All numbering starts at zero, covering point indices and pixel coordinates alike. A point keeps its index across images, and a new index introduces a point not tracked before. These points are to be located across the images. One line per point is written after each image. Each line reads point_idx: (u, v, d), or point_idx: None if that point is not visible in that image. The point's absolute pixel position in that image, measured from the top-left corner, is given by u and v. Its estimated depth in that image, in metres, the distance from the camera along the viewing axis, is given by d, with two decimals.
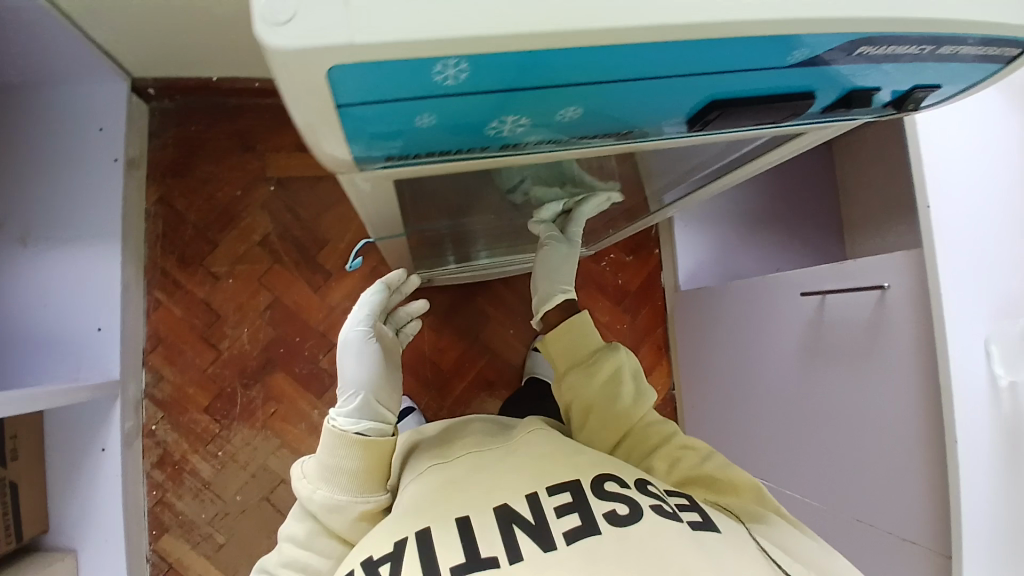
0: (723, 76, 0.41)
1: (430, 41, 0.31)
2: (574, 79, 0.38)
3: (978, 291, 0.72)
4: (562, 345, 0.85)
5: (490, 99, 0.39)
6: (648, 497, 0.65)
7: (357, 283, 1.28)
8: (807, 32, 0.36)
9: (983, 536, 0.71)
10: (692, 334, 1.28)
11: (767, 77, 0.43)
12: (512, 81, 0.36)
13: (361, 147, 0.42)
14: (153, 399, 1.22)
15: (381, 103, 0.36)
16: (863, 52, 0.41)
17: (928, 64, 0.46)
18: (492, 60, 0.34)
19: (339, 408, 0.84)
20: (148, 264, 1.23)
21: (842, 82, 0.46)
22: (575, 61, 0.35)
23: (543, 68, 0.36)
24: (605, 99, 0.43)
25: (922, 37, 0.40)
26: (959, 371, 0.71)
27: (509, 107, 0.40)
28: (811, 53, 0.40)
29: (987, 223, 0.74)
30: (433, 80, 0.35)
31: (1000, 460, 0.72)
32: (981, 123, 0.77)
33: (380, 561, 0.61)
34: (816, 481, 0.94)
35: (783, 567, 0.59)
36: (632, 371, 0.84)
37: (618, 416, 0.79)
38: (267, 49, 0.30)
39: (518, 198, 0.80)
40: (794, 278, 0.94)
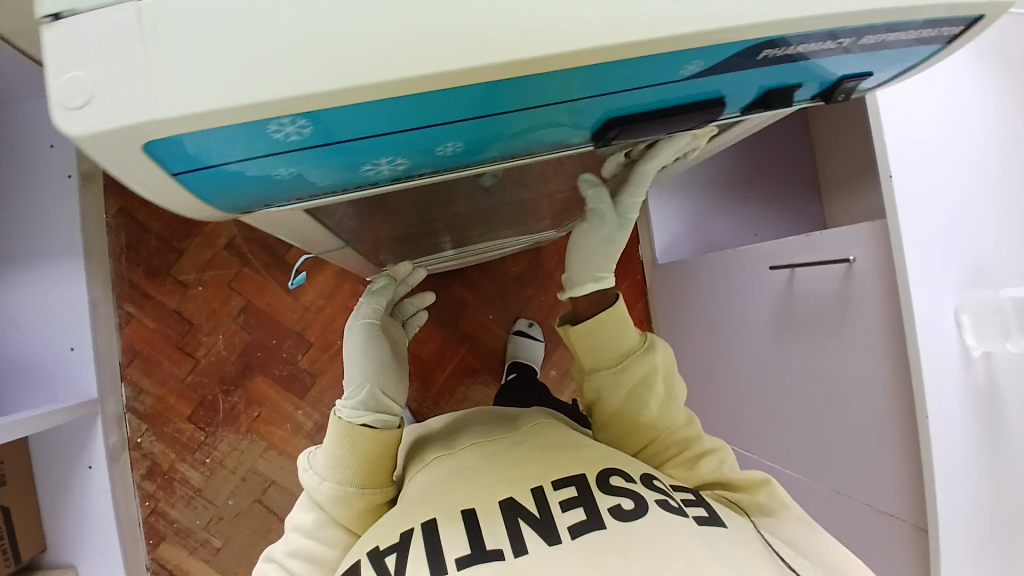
0: (683, 86, 0.31)
1: (271, 104, 0.24)
2: (475, 117, 0.29)
3: (944, 255, 0.67)
4: (589, 345, 0.76)
5: (373, 145, 0.29)
6: (654, 492, 0.61)
7: (330, 281, 1.24)
8: (778, 34, 0.27)
9: (965, 513, 0.68)
10: (671, 307, 1.24)
11: (742, 79, 0.33)
12: (395, 125, 0.27)
13: (239, 203, 0.34)
14: (135, 412, 1.19)
15: (231, 163, 0.28)
16: (847, 41, 0.32)
17: (909, 49, 0.37)
18: (345, 109, 0.25)
19: (345, 401, 0.79)
20: (116, 278, 1.19)
21: (825, 73, 0.36)
22: (473, 98, 0.27)
23: (426, 112, 0.27)
24: (536, 134, 0.34)
25: (915, 23, 0.31)
26: (928, 348, 0.67)
27: (405, 150, 0.31)
28: (788, 50, 0.31)
29: (953, 182, 0.68)
30: (277, 136, 0.26)
31: (979, 432, 0.68)
32: (952, 81, 0.70)
33: (386, 552, 0.60)
34: (797, 455, 0.91)
35: (787, 563, 0.56)
36: (667, 374, 0.76)
37: (641, 425, 0.75)
38: (76, 140, 0.24)
39: (488, 183, 0.73)
40: (763, 250, 0.90)
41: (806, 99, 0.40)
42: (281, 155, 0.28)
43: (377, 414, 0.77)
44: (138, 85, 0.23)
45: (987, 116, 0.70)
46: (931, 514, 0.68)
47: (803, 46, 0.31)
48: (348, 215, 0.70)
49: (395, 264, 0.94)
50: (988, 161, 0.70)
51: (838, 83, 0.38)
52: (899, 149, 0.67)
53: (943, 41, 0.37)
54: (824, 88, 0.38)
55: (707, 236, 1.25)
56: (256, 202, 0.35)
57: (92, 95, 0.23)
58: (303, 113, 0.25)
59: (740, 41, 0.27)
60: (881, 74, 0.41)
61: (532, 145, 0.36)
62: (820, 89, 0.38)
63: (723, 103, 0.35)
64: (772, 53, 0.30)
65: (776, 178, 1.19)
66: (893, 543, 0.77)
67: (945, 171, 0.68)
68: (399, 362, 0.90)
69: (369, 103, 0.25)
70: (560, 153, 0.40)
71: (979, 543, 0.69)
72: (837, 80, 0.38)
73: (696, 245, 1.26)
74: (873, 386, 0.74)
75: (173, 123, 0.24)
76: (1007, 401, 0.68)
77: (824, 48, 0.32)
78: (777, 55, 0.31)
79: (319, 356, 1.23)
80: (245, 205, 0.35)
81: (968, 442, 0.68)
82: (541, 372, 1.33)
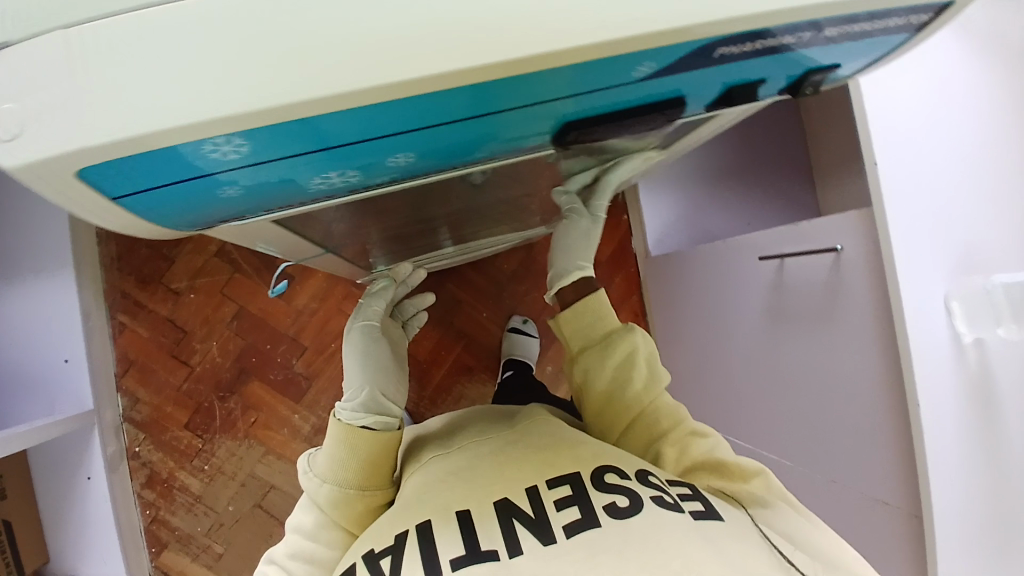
0: (630, 89, 0.31)
1: (201, 123, 0.24)
2: (414, 130, 0.29)
3: (934, 242, 0.66)
4: (575, 327, 0.80)
5: (314, 159, 0.29)
6: (649, 488, 0.60)
7: (322, 284, 1.24)
8: (718, 36, 0.27)
9: (962, 500, 0.67)
10: (666, 298, 1.23)
11: (695, 80, 0.32)
12: (330, 140, 0.27)
13: (192, 221, 0.34)
14: (133, 421, 1.19)
15: (170, 186, 0.28)
16: (802, 36, 0.31)
17: (877, 39, 0.36)
18: (276, 126, 0.25)
19: (345, 401, 0.81)
20: (108, 287, 1.19)
21: (787, 69, 0.35)
22: (404, 110, 0.26)
23: (363, 124, 0.27)
24: (483, 145, 0.34)
25: (874, 14, 0.31)
26: (918, 336, 0.66)
27: (348, 164, 0.31)
28: (738, 50, 0.30)
29: (941, 168, 0.67)
30: (210, 157, 0.26)
31: (975, 419, 0.67)
32: (938, 63, 0.68)
33: (381, 554, 0.59)
34: (794, 446, 0.90)
35: (788, 559, 0.54)
36: (651, 356, 0.77)
37: (626, 402, 0.75)
38: (15, 171, 0.24)
39: (478, 180, 0.72)
40: (753, 241, 0.89)
41: (774, 94, 0.39)
42: (220, 175, 0.28)
43: (378, 415, 0.78)
44: (64, 113, 0.23)
45: (976, 99, 0.69)
46: (926, 504, 0.67)
47: (758, 44, 0.30)
48: (330, 217, 0.70)
49: (396, 266, 0.98)
50: (979, 145, 0.68)
51: (804, 77, 0.37)
52: (885, 137, 0.66)
53: (911, 30, 0.36)
54: (791, 82, 0.38)
55: (702, 226, 1.23)
56: (211, 219, 0.35)
57: (23, 126, 0.23)
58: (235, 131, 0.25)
59: (687, 40, 0.27)
60: (853, 65, 0.40)
61: (485, 153, 0.36)
62: (787, 83, 0.38)
63: (682, 104, 0.34)
64: (729, 50, 0.29)
65: (768, 166, 1.18)
66: (891, 532, 0.76)
67: (932, 155, 0.67)
68: (400, 362, 0.93)
69: (299, 119, 0.25)
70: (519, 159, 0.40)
71: (982, 533, 0.67)
72: (804, 74, 0.37)
73: (690, 234, 1.25)
74: (865, 375, 0.74)
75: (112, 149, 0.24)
76: (1004, 388, 0.66)
77: (781, 44, 0.31)
78: (733, 54, 0.30)
79: (314, 359, 1.23)
80: (193, 222, 0.35)
81: (964, 431, 0.67)
82: (538, 369, 1.33)
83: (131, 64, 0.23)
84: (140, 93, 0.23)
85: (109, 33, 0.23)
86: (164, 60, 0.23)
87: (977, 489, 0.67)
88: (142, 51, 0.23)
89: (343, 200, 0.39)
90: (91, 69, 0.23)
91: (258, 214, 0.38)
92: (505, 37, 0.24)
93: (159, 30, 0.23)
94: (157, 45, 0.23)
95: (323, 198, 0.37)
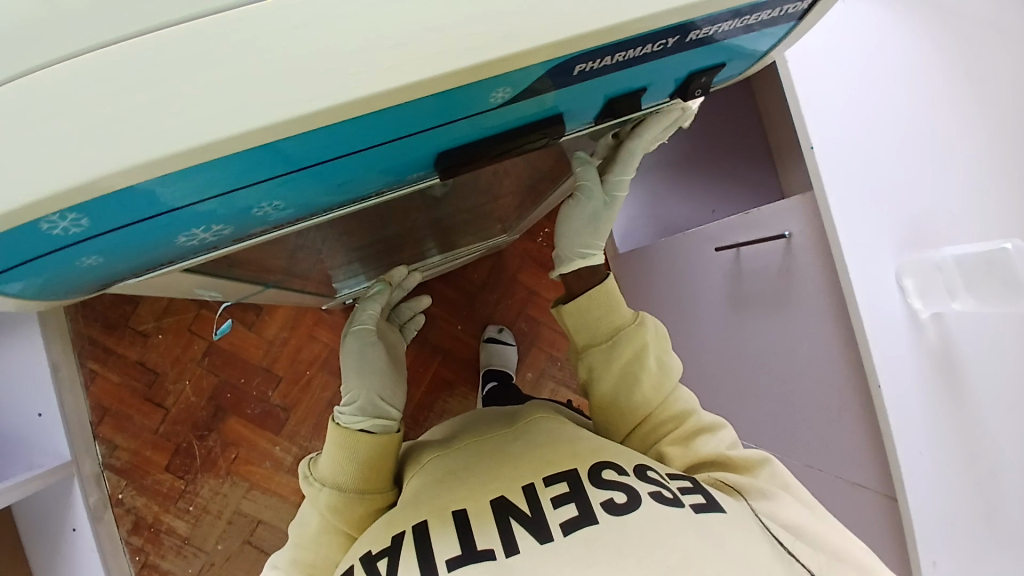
0: (471, 120, 0.33)
1: (104, 177, 0.25)
2: (254, 181, 0.31)
3: (875, 220, 0.66)
4: (581, 321, 0.74)
5: (174, 214, 0.31)
6: (648, 484, 0.58)
7: (291, 312, 1.23)
8: (570, 52, 0.29)
9: (957, 476, 0.64)
10: (638, 292, 1.21)
11: (563, 97, 0.33)
12: (183, 196, 0.30)
13: (76, 280, 0.37)
14: (113, 468, 1.18)
15: (47, 255, 0.31)
16: (669, 43, 0.31)
17: (759, 34, 0.35)
18: (107, 197, 0.27)
19: (344, 404, 0.81)
20: (74, 337, 1.17)
21: (669, 76, 0.36)
22: (246, 160, 0.28)
23: (194, 185, 0.29)
24: (339, 183, 0.36)
25: (730, 13, 0.31)
26: (870, 314, 0.65)
27: (210, 213, 0.33)
28: (601, 65, 0.31)
29: (877, 142, 0.66)
30: (54, 233, 0.28)
31: (941, 391, 0.65)
32: (864, 39, 0.68)
33: (378, 555, 0.58)
34: (770, 435, 0.89)
35: (790, 552, 0.52)
36: (662, 354, 0.72)
37: (631, 403, 0.71)
38: None
39: (438, 192, 0.71)
40: (709, 231, 0.89)
41: (667, 97, 0.40)
42: (74, 246, 0.31)
43: (375, 418, 0.78)
44: None
45: (907, 71, 0.67)
46: (899, 484, 0.65)
47: (618, 57, 0.31)
48: (284, 245, 0.69)
49: (391, 269, 0.96)
50: (922, 115, 0.67)
51: (691, 79, 0.38)
52: (816, 119, 0.66)
53: (792, 18, 0.35)
54: (679, 84, 0.38)
55: (664, 216, 1.22)
56: (97, 277, 0.38)
57: None
58: (108, 193, 0.27)
59: (537, 61, 0.28)
60: (747, 58, 0.39)
61: (352, 188, 0.39)
62: (676, 86, 0.38)
63: (563, 119, 0.37)
64: (588, 66, 0.31)
65: (726, 151, 1.15)
66: (870, 516, 0.74)
67: (868, 131, 0.67)
68: (397, 367, 0.91)
69: (128, 186, 0.27)
70: (403, 190, 0.42)
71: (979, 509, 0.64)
72: (689, 76, 0.37)
73: (654, 227, 1.24)
74: (826, 357, 0.73)
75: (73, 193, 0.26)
76: (971, 365, 0.64)
77: (647, 53, 0.32)
78: (595, 69, 0.31)
79: (290, 390, 1.23)
80: (88, 279, 0.37)
81: (932, 414, 0.65)
82: (517, 377, 1.31)
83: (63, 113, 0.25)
84: (65, 143, 0.25)
85: (54, 81, 0.25)
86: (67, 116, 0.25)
87: (958, 467, 0.64)
88: (48, 109, 0.25)
89: (230, 246, 0.42)
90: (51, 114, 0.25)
91: (145, 268, 0.40)
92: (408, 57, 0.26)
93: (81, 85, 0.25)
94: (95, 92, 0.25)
95: (208, 250, 0.39)
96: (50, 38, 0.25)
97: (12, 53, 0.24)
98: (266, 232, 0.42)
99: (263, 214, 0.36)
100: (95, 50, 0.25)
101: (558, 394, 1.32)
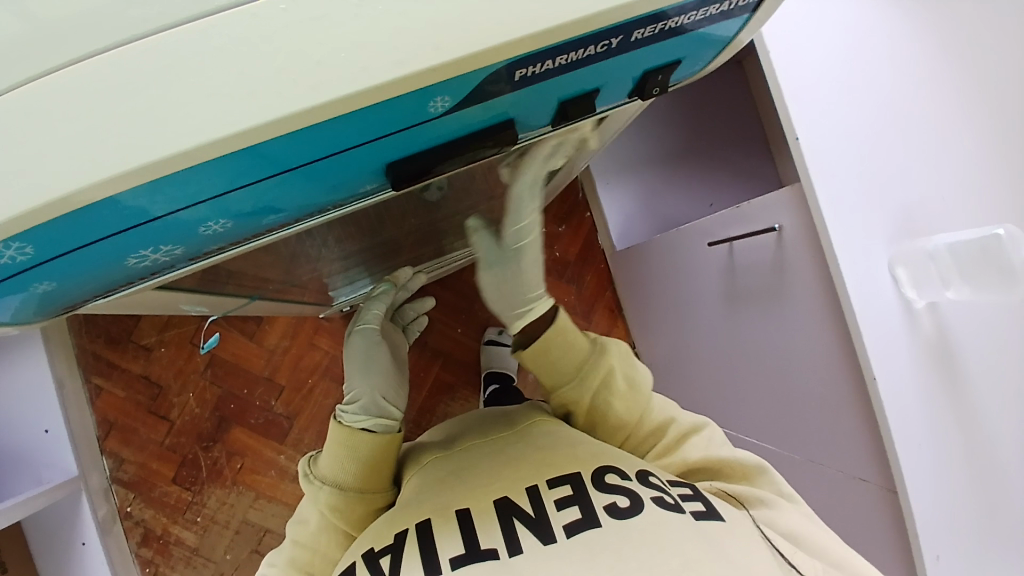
0: (425, 126, 0.32)
1: (72, 195, 0.25)
2: (187, 206, 0.31)
3: (863, 207, 0.65)
4: (545, 364, 0.72)
5: (129, 236, 0.31)
6: (649, 489, 0.57)
7: (290, 322, 1.24)
8: (514, 55, 0.28)
9: (963, 470, 0.62)
10: (636, 291, 1.20)
11: (509, 101, 0.33)
12: (135, 217, 0.30)
13: (37, 304, 0.37)
14: (120, 482, 1.18)
15: (5, 279, 0.31)
16: (611, 43, 0.31)
17: (710, 29, 0.35)
18: (44, 226, 0.27)
19: (346, 402, 0.80)
20: (79, 353, 1.18)
21: (620, 73, 0.35)
22: (196, 178, 0.28)
23: (127, 212, 0.29)
24: (283, 201, 0.36)
25: (677, 8, 0.30)
26: (862, 303, 0.64)
27: (166, 233, 0.33)
28: (539, 69, 0.31)
29: (861, 127, 0.65)
30: (2, 262, 0.29)
31: (940, 383, 0.63)
32: (843, 24, 0.67)
33: (381, 553, 0.57)
34: (769, 431, 0.88)
35: (790, 562, 0.51)
36: (629, 371, 0.71)
37: (610, 429, 0.69)
38: None
39: (432, 197, 0.71)
40: (701, 227, 0.89)
41: (624, 95, 0.40)
42: (24, 272, 0.31)
43: (379, 417, 0.77)
44: None
45: (895, 58, 0.66)
46: (899, 480, 0.63)
47: (561, 59, 0.31)
48: (277, 256, 0.69)
49: (395, 272, 0.98)
50: (905, 101, 0.66)
51: (645, 77, 0.38)
52: (800, 104, 0.65)
53: (745, 10, 0.35)
54: (635, 80, 0.38)
55: (661, 211, 1.21)
56: (60, 299, 0.38)
57: None
58: (62, 214, 0.26)
59: (474, 69, 0.28)
60: (705, 51, 0.39)
61: (301, 205, 0.38)
62: (632, 82, 0.38)
63: (515, 122, 0.37)
64: (530, 70, 0.31)
65: (719, 142, 1.12)
66: (873, 511, 0.73)
67: (851, 122, 0.65)
68: (399, 368, 0.92)
69: (60, 216, 0.27)
70: (369, 199, 0.42)
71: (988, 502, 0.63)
72: (642, 74, 0.37)
73: (650, 224, 1.22)
74: (821, 350, 0.72)
75: (43, 210, 0.25)
76: (969, 354, 0.62)
77: (591, 55, 0.31)
78: (539, 73, 0.31)
79: (293, 398, 1.24)
80: (50, 301, 0.38)
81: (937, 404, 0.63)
82: (519, 379, 1.30)
83: (36, 129, 0.25)
84: (35, 162, 0.25)
85: (25, 97, 0.25)
86: (37, 133, 0.25)
87: (959, 465, 0.63)
88: (18, 127, 0.25)
89: (191, 265, 0.42)
90: (19, 134, 0.25)
91: (107, 289, 0.40)
92: (375, 62, 0.26)
93: (53, 97, 0.25)
94: (66, 109, 0.25)
95: (165, 268, 0.39)
96: (20, 52, 0.25)
97: None
98: (228, 250, 0.42)
99: (216, 232, 0.36)
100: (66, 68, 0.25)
101: None
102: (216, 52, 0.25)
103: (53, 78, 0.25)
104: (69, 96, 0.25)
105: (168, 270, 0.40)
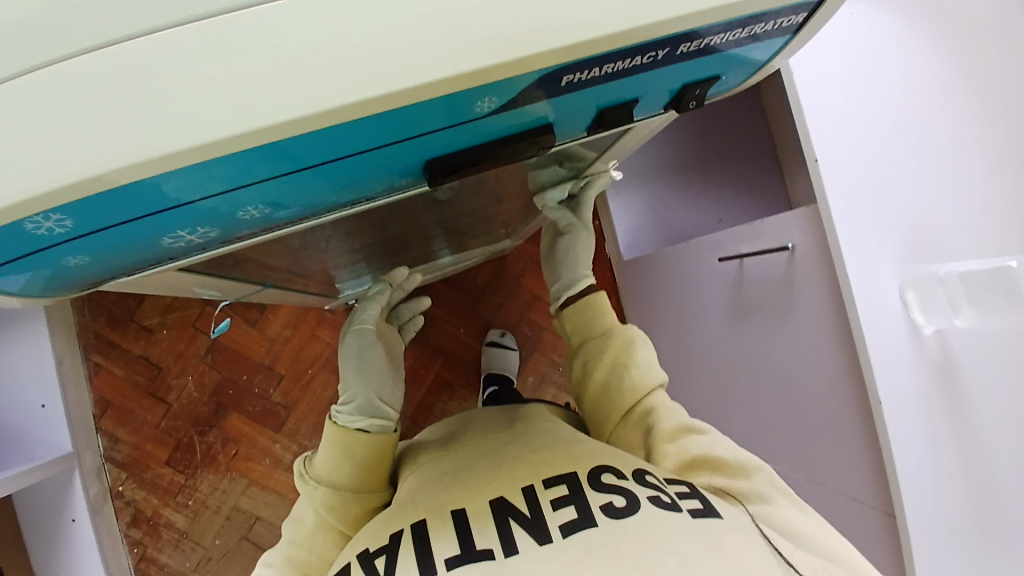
0: (465, 126, 0.33)
1: (109, 174, 0.25)
2: (224, 189, 0.31)
3: (874, 232, 0.66)
4: (578, 320, 0.81)
5: (166, 215, 0.32)
6: (646, 488, 0.57)
7: (293, 311, 1.24)
8: (562, 61, 0.29)
9: (960, 495, 0.62)
10: (640, 301, 1.20)
11: (548, 106, 0.34)
12: (173, 198, 0.30)
13: (63, 278, 0.37)
14: (114, 461, 1.18)
15: (41, 250, 0.31)
16: (657, 55, 0.31)
17: (751, 48, 0.35)
18: (81, 201, 0.27)
19: (342, 403, 0.79)
20: (80, 330, 1.18)
21: (662, 85, 0.36)
22: (235, 163, 0.28)
23: (167, 192, 0.29)
24: (318, 191, 0.36)
25: (726, 25, 0.31)
26: (872, 323, 0.65)
27: (201, 216, 0.33)
28: (584, 76, 0.31)
29: (878, 153, 0.67)
30: (39, 233, 0.29)
31: (941, 411, 0.63)
32: (860, 51, 0.68)
33: (375, 554, 0.57)
34: (767, 449, 0.89)
35: (789, 560, 0.50)
36: (651, 357, 0.75)
37: (620, 393, 0.72)
38: None
39: (445, 195, 0.70)
40: (711, 241, 0.89)
41: (659, 107, 0.41)
42: (57, 245, 0.31)
43: (373, 418, 0.76)
44: None
45: (910, 82, 0.67)
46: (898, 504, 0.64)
47: (607, 68, 0.31)
48: (288, 244, 0.69)
49: (393, 270, 0.96)
50: (925, 128, 0.66)
51: (684, 90, 0.38)
52: (818, 126, 0.67)
53: (786, 32, 0.35)
54: (673, 92, 0.38)
55: (670, 225, 1.20)
56: (84, 275, 0.38)
57: None
58: (101, 191, 0.26)
59: (521, 74, 0.29)
60: (740, 70, 0.39)
61: (335, 197, 0.39)
62: (669, 94, 0.39)
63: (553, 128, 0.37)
64: (577, 76, 0.31)
65: (728, 156, 1.13)
66: (869, 533, 0.73)
67: (868, 145, 0.67)
68: (396, 370, 0.90)
69: (90, 194, 0.27)
70: (396, 195, 0.42)
71: None
72: (681, 87, 0.38)
73: (657, 235, 1.22)
74: (827, 370, 0.73)
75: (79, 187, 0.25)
76: (971, 381, 0.61)
77: (637, 65, 0.32)
78: (584, 80, 0.32)
79: (291, 388, 1.24)
80: (74, 278, 0.38)
81: (938, 431, 0.63)
82: (518, 381, 1.31)
83: (70, 106, 0.24)
84: (72, 139, 0.25)
85: (60, 74, 0.24)
86: (72, 108, 0.24)
87: (957, 491, 0.63)
88: (55, 101, 0.24)
89: (215, 249, 0.42)
90: (54, 110, 0.24)
91: (132, 268, 0.40)
92: (418, 61, 0.26)
93: (87, 75, 0.24)
94: (100, 87, 0.24)
95: (195, 250, 0.39)
96: (56, 28, 0.24)
97: (25, 46, 0.24)
98: (253, 238, 0.42)
99: (250, 217, 0.36)
100: (100, 48, 0.24)
101: (559, 400, 1.32)
102: (258, 38, 0.25)
103: (86, 57, 0.24)
104: (104, 74, 0.24)
105: (193, 252, 0.40)
